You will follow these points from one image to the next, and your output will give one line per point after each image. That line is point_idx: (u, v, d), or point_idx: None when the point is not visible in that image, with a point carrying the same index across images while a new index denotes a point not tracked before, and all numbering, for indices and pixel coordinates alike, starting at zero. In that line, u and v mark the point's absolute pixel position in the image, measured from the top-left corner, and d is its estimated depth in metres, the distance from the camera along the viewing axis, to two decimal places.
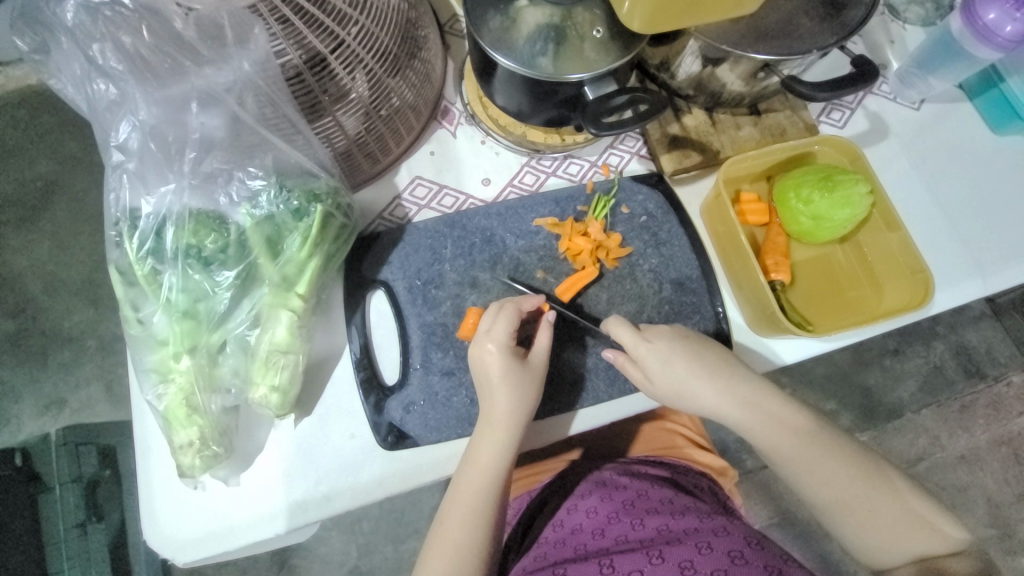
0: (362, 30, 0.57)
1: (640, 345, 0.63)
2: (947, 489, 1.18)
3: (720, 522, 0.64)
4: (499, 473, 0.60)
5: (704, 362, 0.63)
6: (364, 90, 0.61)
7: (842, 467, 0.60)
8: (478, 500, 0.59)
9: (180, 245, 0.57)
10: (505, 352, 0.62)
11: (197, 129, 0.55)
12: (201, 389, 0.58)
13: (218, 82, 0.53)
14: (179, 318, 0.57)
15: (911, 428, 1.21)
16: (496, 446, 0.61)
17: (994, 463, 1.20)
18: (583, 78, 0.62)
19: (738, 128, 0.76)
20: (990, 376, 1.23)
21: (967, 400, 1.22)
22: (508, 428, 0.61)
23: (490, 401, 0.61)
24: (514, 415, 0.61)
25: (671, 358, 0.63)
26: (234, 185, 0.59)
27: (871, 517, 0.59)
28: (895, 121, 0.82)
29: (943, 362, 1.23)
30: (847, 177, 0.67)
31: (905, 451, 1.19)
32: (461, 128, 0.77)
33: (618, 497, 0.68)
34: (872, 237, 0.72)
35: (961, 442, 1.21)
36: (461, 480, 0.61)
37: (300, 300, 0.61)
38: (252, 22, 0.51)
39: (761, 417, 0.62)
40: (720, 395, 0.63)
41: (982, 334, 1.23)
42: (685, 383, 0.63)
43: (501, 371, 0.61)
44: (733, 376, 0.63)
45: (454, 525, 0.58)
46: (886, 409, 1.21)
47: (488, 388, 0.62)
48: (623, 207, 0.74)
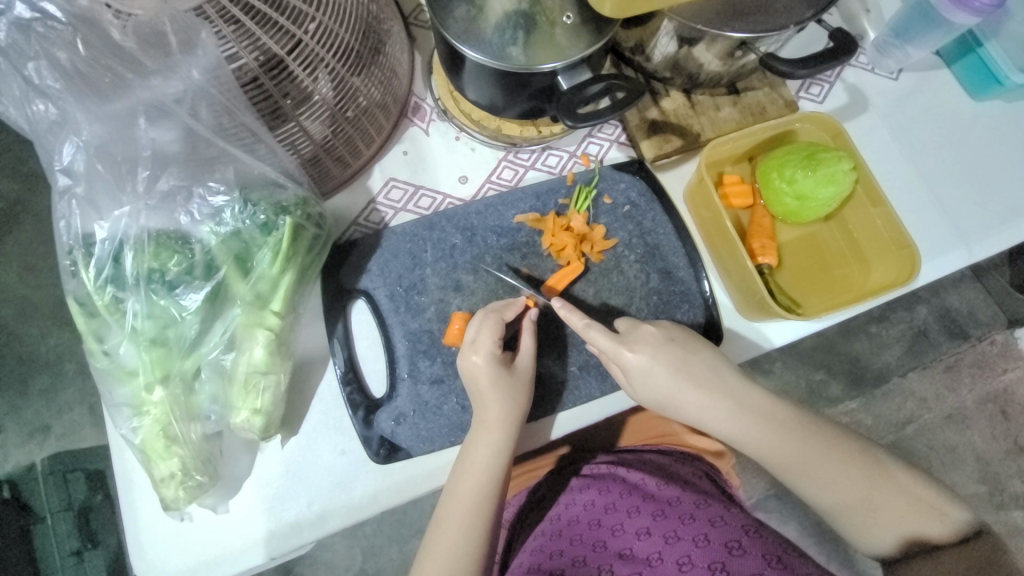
0: (320, 28, 0.53)
1: (623, 352, 0.63)
2: (935, 449, 1.21)
3: (717, 510, 0.64)
4: (494, 475, 0.59)
5: (685, 366, 0.63)
6: (327, 91, 0.57)
7: (840, 468, 0.59)
8: (475, 505, 0.58)
9: (141, 269, 0.54)
10: (495, 356, 0.61)
11: (148, 146, 0.52)
12: (179, 418, 0.55)
13: (166, 93, 0.50)
14: (147, 347, 0.54)
15: (899, 392, 1.22)
16: (490, 449, 0.60)
17: (981, 421, 1.23)
18: (556, 67, 0.59)
19: (717, 109, 0.75)
20: (973, 336, 1.25)
21: (952, 361, 1.24)
22: (504, 430, 0.60)
23: (482, 406, 0.60)
24: (506, 418, 0.60)
25: (654, 368, 0.63)
26: (195, 202, 0.56)
27: (878, 515, 0.58)
28: (873, 92, 0.81)
29: (928, 326, 1.25)
30: (830, 154, 0.65)
31: (894, 415, 1.22)
32: (433, 124, 0.74)
33: (614, 489, 0.68)
34: (857, 214, 0.71)
35: (948, 402, 1.23)
36: (454, 487, 0.59)
37: (277, 318, 0.58)
38: (198, 26, 0.47)
39: (759, 425, 0.62)
40: (709, 407, 0.63)
41: (964, 296, 1.25)
42: (666, 386, 0.63)
43: (492, 376, 0.60)
44: (724, 382, 0.63)
45: (452, 532, 0.57)
46: (874, 375, 1.23)
47: (477, 397, 0.61)
48: (605, 197, 0.72)
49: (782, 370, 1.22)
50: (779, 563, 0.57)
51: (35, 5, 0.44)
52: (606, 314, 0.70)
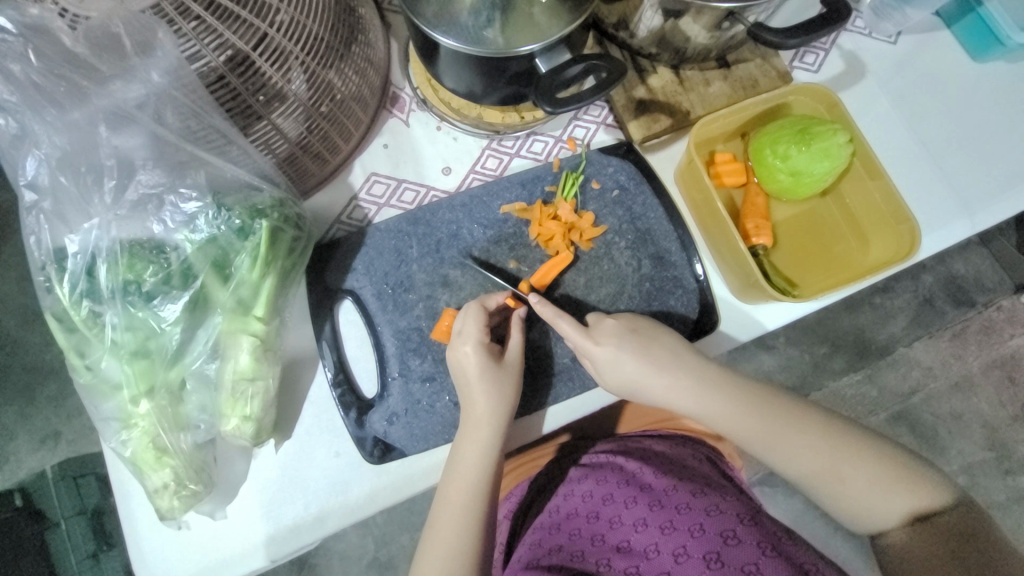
0: (289, 21, 0.51)
1: (589, 344, 0.62)
2: (941, 417, 1.21)
3: (713, 498, 0.63)
4: (488, 472, 0.59)
5: (649, 352, 0.62)
6: (301, 87, 0.55)
7: (808, 441, 0.58)
8: (466, 504, 0.57)
9: (117, 282, 0.52)
10: (479, 352, 0.60)
11: (112, 154, 0.51)
12: (167, 429, 0.55)
13: (127, 99, 0.49)
14: (130, 359, 0.53)
15: (904, 362, 1.21)
16: (480, 445, 0.59)
17: (988, 387, 1.22)
18: (535, 49, 0.57)
19: (707, 84, 0.72)
20: (979, 303, 1.23)
21: (958, 329, 1.23)
22: (492, 427, 0.59)
23: (469, 402, 0.60)
24: (494, 414, 0.59)
25: (620, 358, 0.61)
26: (167, 210, 0.54)
27: (848, 487, 0.57)
28: (871, 58, 0.78)
29: (932, 294, 1.23)
30: (824, 127, 0.63)
31: (900, 386, 1.21)
32: (413, 115, 0.72)
33: (612, 479, 0.67)
34: (854, 187, 0.69)
35: (954, 369, 1.22)
36: (446, 488, 0.59)
37: (261, 323, 0.57)
38: (155, 26, 0.45)
39: (727, 405, 0.61)
40: (675, 384, 0.62)
41: (970, 262, 1.23)
42: (638, 373, 0.62)
43: (478, 372, 0.60)
44: (685, 363, 0.62)
45: (447, 534, 0.56)
46: (878, 346, 1.22)
47: (465, 391, 0.60)
48: (593, 182, 0.70)
49: (785, 346, 1.20)
50: (774, 550, 0.58)
51: None
52: (597, 303, 0.68)
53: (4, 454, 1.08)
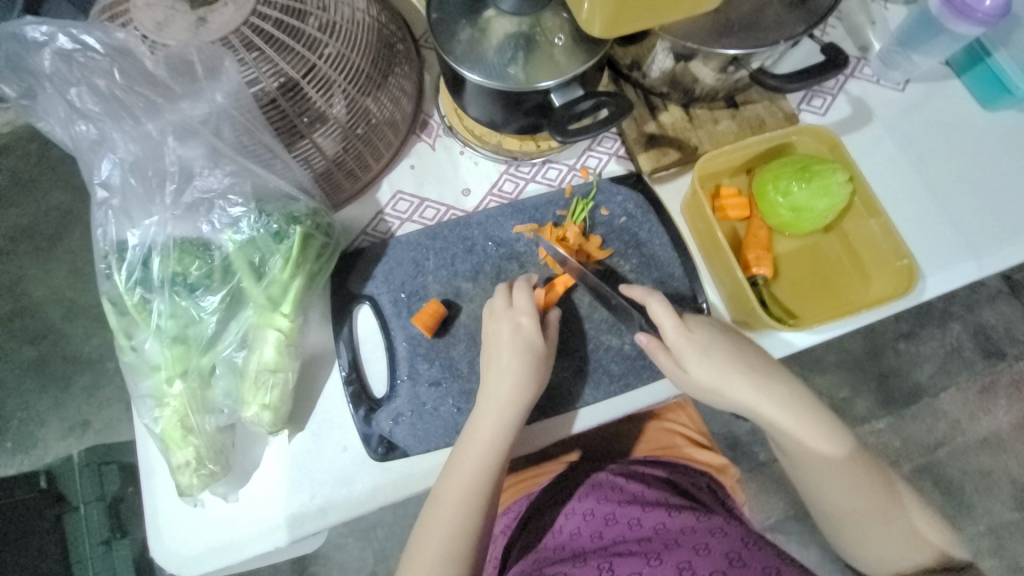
0: (334, 53, 0.61)
1: (678, 338, 0.63)
2: (969, 473, 1.27)
3: (716, 522, 0.66)
4: (500, 453, 0.61)
5: (740, 359, 0.63)
6: (340, 110, 0.64)
7: (867, 481, 0.61)
8: (472, 480, 0.60)
9: (166, 273, 0.59)
10: (521, 329, 0.64)
11: (175, 162, 0.58)
12: (195, 410, 0.60)
13: (194, 116, 0.57)
14: (170, 343, 0.59)
15: (930, 412, 1.29)
16: (498, 424, 0.62)
17: (1018, 445, 1.28)
18: (551, 85, 0.63)
19: (715, 122, 0.77)
20: (1010, 355, 1.32)
21: (988, 381, 1.30)
22: (515, 411, 0.62)
23: (499, 379, 0.63)
24: (518, 396, 0.63)
25: (710, 357, 0.62)
26: (216, 213, 0.61)
27: (886, 532, 0.61)
28: (878, 104, 0.81)
29: (960, 343, 1.32)
30: (824, 166, 0.66)
31: (925, 437, 1.27)
32: (439, 140, 0.78)
33: (613, 498, 0.69)
34: (856, 225, 0.71)
35: (984, 424, 1.29)
36: (457, 461, 0.61)
37: (286, 319, 0.63)
38: (223, 55, 0.55)
39: (812, 428, 0.62)
40: (761, 395, 0.62)
41: (998, 312, 1.33)
42: (726, 376, 0.62)
43: (515, 350, 0.63)
44: (773, 377, 0.63)
45: (446, 507, 0.59)
46: (905, 393, 1.30)
47: (497, 367, 0.64)
48: (602, 209, 0.75)
49: None
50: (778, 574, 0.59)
51: (77, 39, 0.53)
52: (600, 322, 0.71)
53: (35, 439, 1.16)
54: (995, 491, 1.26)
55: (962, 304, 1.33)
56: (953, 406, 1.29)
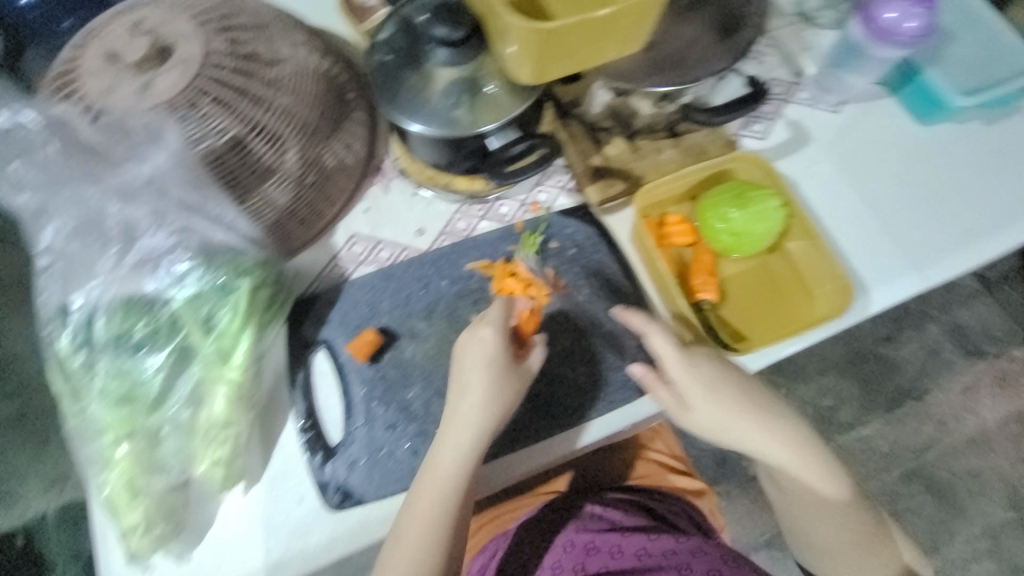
0: (279, 109, 0.66)
1: (678, 369, 0.63)
2: (958, 475, 1.27)
3: (695, 541, 0.72)
4: (462, 478, 0.60)
5: (749, 397, 0.64)
6: (289, 163, 0.67)
7: (859, 512, 0.65)
8: (435, 506, 0.59)
9: (112, 333, 0.60)
10: (489, 342, 0.62)
11: (117, 222, 0.61)
12: (141, 471, 0.59)
13: (136, 178, 0.60)
14: (117, 404, 0.59)
15: (914, 416, 1.30)
16: (461, 447, 0.60)
17: (1007, 444, 1.28)
18: (493, 128, 0.66)
19: (660, 151, 0.78)
20: (990, 353, 1.33)
21: (970, 380, 1.32)
22: (474, 434, 0.61)
23: (459, 396, 0.62)
24: (484, 415, 0.61)
25: (719, 395, 0.63)
26: (160, 270, 0.61)
27: (868, 559, 0.66)
28: (815, 126, 0.84)
29: (939, 344, 1.34)
30: (758, 192, 0.69)
31: (912, 441, 1.28)
32: (392, 182, 0.80)
33: (592, 529, 0.74)
34: (798, 246, 0.73)
35: (970, 424, 1.29)
36: (421, 486, 0.60)
37: (236, 372, 0.62)
38: (165, 119, 0.60)
39: (813, 463, 0.64)
40: (770, 432, 0.63)
41: (974, 312, 1.35)
42: (733, 414, 0.63)
43: (478, 366, 0.62)
44: (779, 415, 0.64)
45: (412, 534, 0.59)
46: (887, 396, 1.31)
47: (459, 381, 0.62)
48: (552, 242, 0.76)
49: None
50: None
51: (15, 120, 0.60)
52: (555, 355, 0.71)
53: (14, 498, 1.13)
54: (988, 492, 1.26)
55: (937, 306, 1.36)
56: (936, 409, 1.30)
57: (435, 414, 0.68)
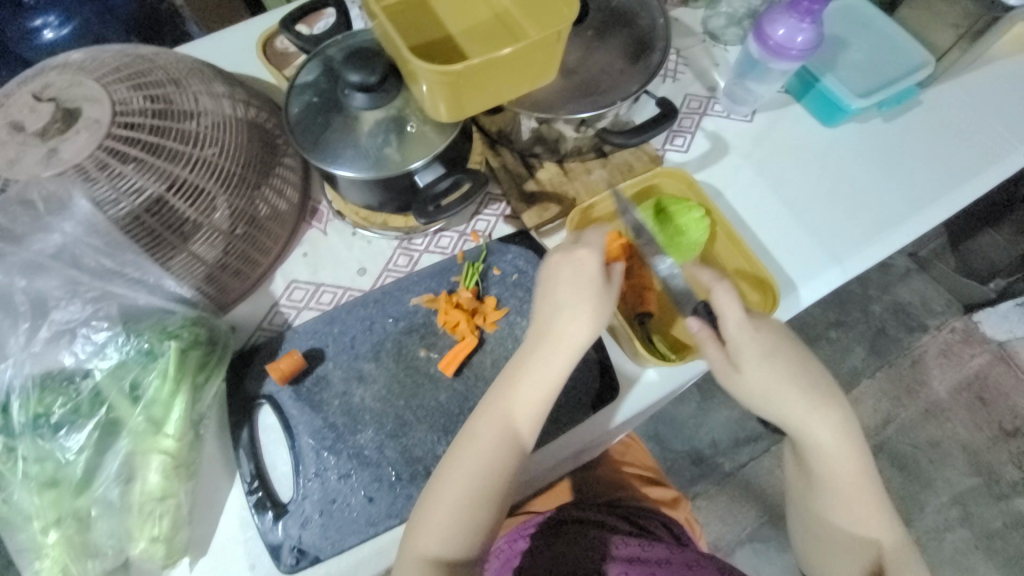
0: (200, 161, 0.64)
1: (734, 332, 0.61)
2: (919, 446, 1.33)
3: (691, 557, 0.71)
4: (506, 442, 0.59)
5: (797, 373, 0.61)
6: (216, 215, 0.66)
7: (872, 512, 0.64)
8: (470, 475, 0.58)
9: (28, 416, 0.56)
10: (574, 273, 0.62)
11: (23, 295, 0.60)
12: (74, 558, 0.56)
13: (44, 250, 0.60)
14: (39, 490, 0.55)
15: (870, 395, 1.36)
16: (506, 412, 0.60)
17: (959, 410, 1.36)
18: (417, 166, 0.67)
19: (589, 172, 0.82)
20: (932, 326, 1.41)
21: (918, 354, 1.39)
22: (530, 390, 0.60)
23: (561, 332, 0.61)
24: (558, 362, 0.61)
25: (772, 368, 0.60)
26: (78, 342, 0.59)
27: (868, 566, 0.64)
28: (732, 136, 0.89)
29: (885, 323, 1.42)
30: (680, 206, 0.74)
31: (872, 419, 1.35)
32: (330, 224, 0.80)
33: (585, 536, 0.73)
34: (723, 252, 0.77)
35: (923, 396, 1.36)
36: (455, 460, 0.59)
37: (171, 440, 0.60)
38: (74, 186, 0.58)
39: (840, 451, 0.61)
40: (807, 410, 0.60)
41: (912, 289, 1.43)
42: (782, 385, 0.60)
43: (571, 291, 0.61)
44: (823, 395, 0.61)
45: (436, 508, 0.58)
46: (845, 379, 1.37)
47: (560, 315, 0.62)
48: (494, 269, 0.77)
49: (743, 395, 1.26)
50: None
51: None
52: None
53: None
54: (949, 460, 1.32)
55: (878, 287, 1.44)
56: (890, 385, 1.37)
57: (388, 457, 0.67)
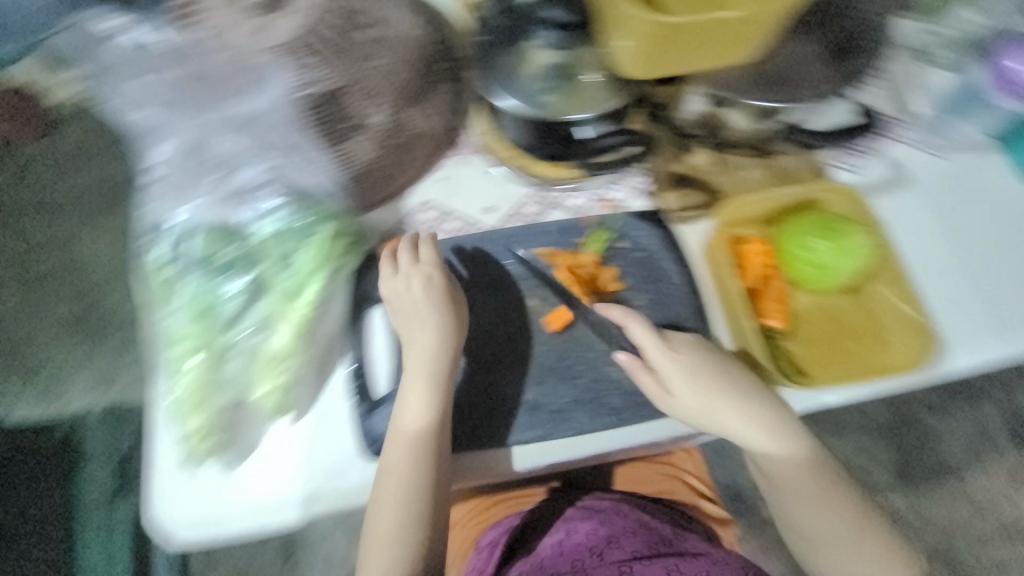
0: (381, 66, 0.69)
1: (660, 356, 0.67)
2: (990, 566, 1.19)
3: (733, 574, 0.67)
4: (414, 436, 0.63)
5: (741, 402, 0.66)
6: (380, 118, 0.70)
7: (876, 552, 0.63)
8: (408, 464, 0.62)
9: (206, 252, 0.65)
10: (418, 285, 0.67)
11: (222, 149, 0.66)
12: (210, 382, 0.64)
13: (242, 110, 0.65)
14: (198, 317, 0.64)
15: (951, 494, 1.23)
16: (418, 413, 0.64)
17: None
18: (584, 116, 0.67)
19: (746, 169, 0.77)
20: None
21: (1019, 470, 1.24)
22: (419, 394, 0.64)
23: (410, 342, 0.66)
24: (426, 367, 0.65)
25: (699, 394, 0.66)
26: (255, 202, 0.67)
27: None
28: (916, 169, 0.79)
29: (993, 426, 1.26)
30: (847, 228, 0.70)
31: (945, 521, 1.21)
32: (468, 157, 0.79)
33: (617, 522, 0.73)
34: (877, 289, 0.71)
35: (1010, 516, 1.21)
36: (393, 449, 0.63)
37: (303, 311, 0.65)
38: (282, 62, 0.64)
39: (818, 492, 0.64)
40: (769, 444, 0.65)
41: None
42: (721, 415, 0.66)
43: (419, 304, 0.66)
44: (786, 431, 0.65)
45: (392, 485, 0.63)
46: (926, 469, 1.24)
47: (406, 331, 0.67)
48: (621, 240, 0.74)
49: None
50: None
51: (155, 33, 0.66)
52: (604, 354, 0.71)
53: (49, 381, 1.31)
54: None
55: (1001, 386, 1.28)
56: (976, 491, 1.23)
57: (477, 388, 0.69)
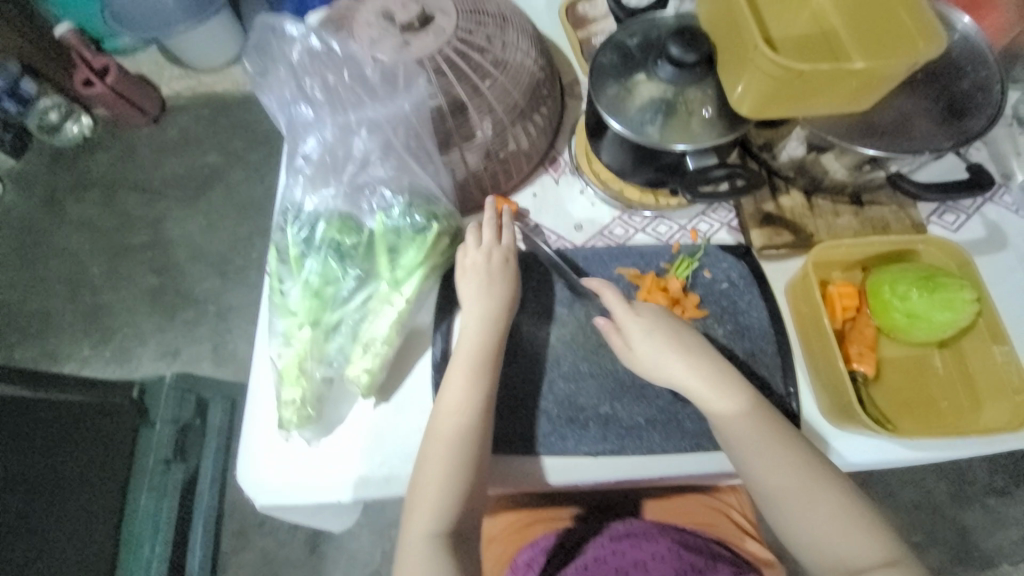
0: (495, 83, 0.74)
1: (666, 343, 0.65)
2: None
3: None
4: (471, 406, 0.63)
5: (725, 391, 0.63)
6: (487, 131, 0.75)
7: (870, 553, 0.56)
8: (454, 434, 0.62)
9: (326, 238, 0.70)
10: (481, 256, 0.70)
11: (359, 148, 0.73)
12: (312, 357, 0.69)
13: (380, 114, 0.71)
14: (312, 295, 0.70)
15: None
16: (469, 386, 0.64)
17: None
18: (686, 149, 0.69)
19: (837, 216, 0.78)
20: None
21: None
22: (472, 367, 0.65)
23: (469, 317, 0.68)
24: (482, 343, 0.66)
25: (699, 384, 0.63)
26: (375, 197, 0.72)
27: None
28: (1014, 232, 0.78)
29: None
30: (951, 280, 0.66)
31: None
32: (564, 176, 0.85)
33: (647, 548, 0.70)
34: (975, 347, 0.69)
35: None
36: (442, 421, 0.63)
37: (405, 301, 0.70)
38: (418, 73, 0.69)
39: (796, 480, 0.58)
40: (740, 432, 0.61)
41: None
42: (723, 410, 0.62)
43: (484, 282, 0.69)
44: (767, 422, 0.62)
45: (440, 459, 0.61)
46: (981, 555, 1.21)
47: (471, 307, 0.68)
48: (706, 271, 0.77)
49: None
50: None
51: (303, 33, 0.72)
52: None
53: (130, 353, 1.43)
54: None
55: None
56: None
57: (554, 395, 0.72)
